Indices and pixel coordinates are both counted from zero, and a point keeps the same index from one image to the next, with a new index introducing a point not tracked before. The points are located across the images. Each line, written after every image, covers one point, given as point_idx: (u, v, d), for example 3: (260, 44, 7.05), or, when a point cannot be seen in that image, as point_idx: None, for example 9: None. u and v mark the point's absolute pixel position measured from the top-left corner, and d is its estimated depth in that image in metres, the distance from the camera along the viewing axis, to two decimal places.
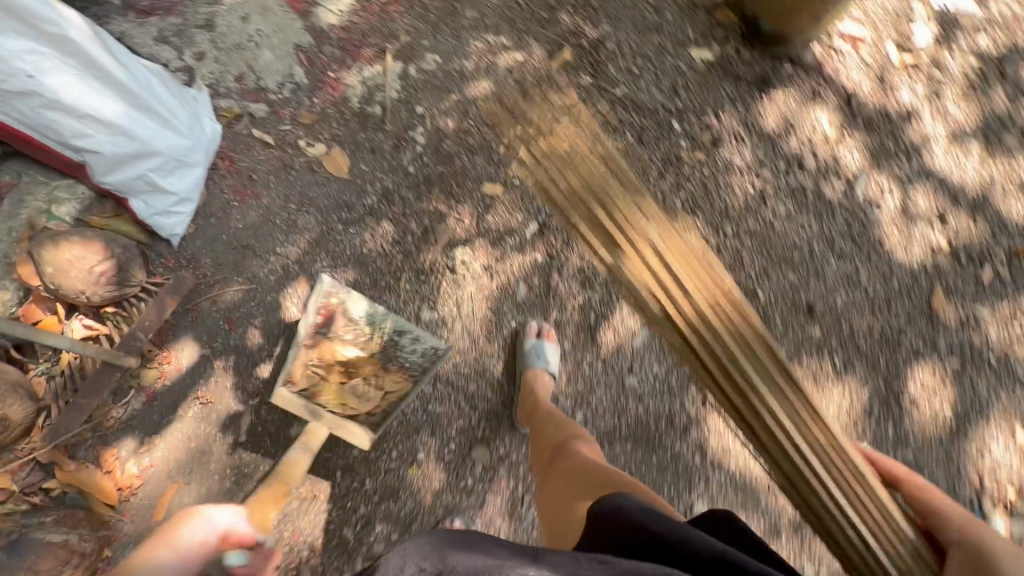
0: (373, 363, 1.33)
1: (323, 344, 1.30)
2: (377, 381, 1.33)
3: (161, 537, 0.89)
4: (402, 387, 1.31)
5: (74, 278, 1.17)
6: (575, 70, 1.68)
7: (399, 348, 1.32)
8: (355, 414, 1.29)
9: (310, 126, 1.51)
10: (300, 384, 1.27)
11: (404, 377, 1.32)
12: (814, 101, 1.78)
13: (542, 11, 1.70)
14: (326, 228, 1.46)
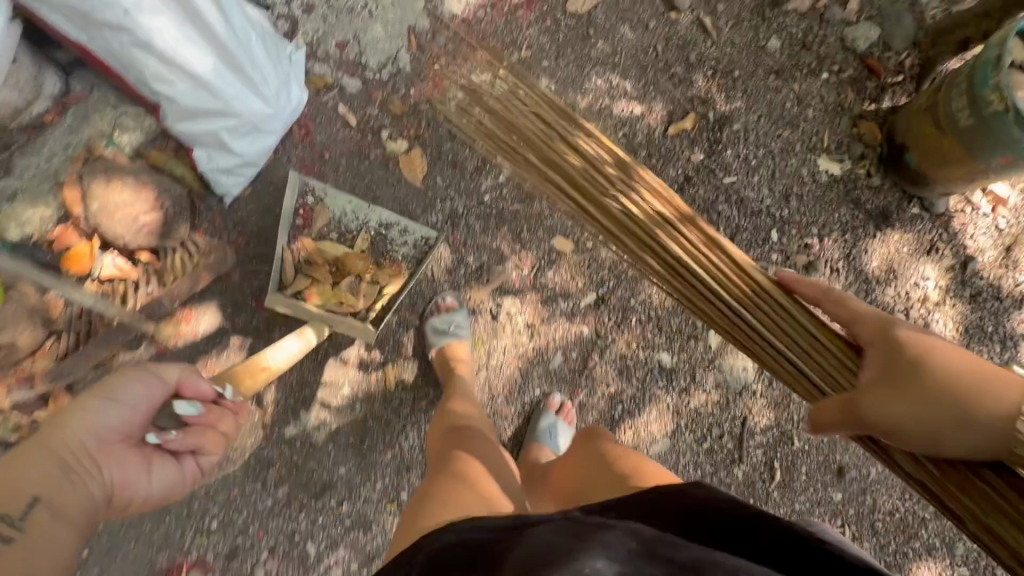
0: (363, 258, 1.32)
1: (319, 245, 1.29)
2: (373, 281, 1.31)
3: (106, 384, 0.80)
4: (397, 279, 1.31)
5: (118, 223, 1.13)
6: (690, 142, 1.53)
7: (388, 240, 1.32)
8: (355, 311, 1.29)
9: (398, 118, 1.40)
10: (294, 285, 1.27)
11: (398, 269, 1.32)
12: (926, 254, 1.63)
13: (678, 66, 1.54)
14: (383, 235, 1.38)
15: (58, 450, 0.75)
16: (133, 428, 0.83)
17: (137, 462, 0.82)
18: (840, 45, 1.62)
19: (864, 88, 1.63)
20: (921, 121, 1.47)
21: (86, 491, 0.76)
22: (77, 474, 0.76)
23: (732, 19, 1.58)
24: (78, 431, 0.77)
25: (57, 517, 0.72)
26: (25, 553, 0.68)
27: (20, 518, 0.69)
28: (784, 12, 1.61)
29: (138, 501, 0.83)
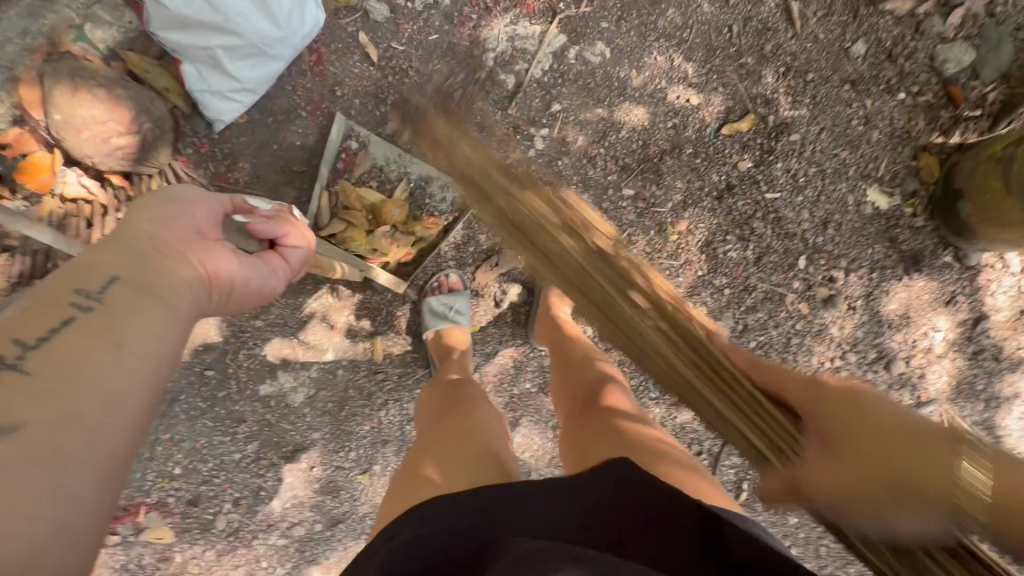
0: (401, 208, 1.20)
1: (357, 189, 1.18)
2: (408, 232, 1.21)
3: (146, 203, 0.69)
4: (432, 237, 1.24)
5: (86, 141, 0.96)
6: (741, 146, 1.38)
7: (428, 195, 1.21)
8: (389, 262, 1.23)
9: (427, 61, 1.21)
10: (329, 228, 1.18)
11: (435, 225, 1.23)
12: (946, 304, 1.56)
13: (749, 56, 1.36)
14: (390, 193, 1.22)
15: (134, 236, 0.63)
16: (211, 229, 0.75)
17: (224, 254, 0.72)
18: (927, 62, 1.45)
19: (937, 117, 1.47)
20: (990, 170, 1.34)
21: (179, 268, 0.64)
22: (167, 257, 0.64)
23: (820, 10, 1.38)
24: (152, 224, 0.66)
25: (150, 290, 0.59)
26: (120, 318, 0.53)
27: (101, 287, 0.55)
28: (878, 12, 1.42)
29: (233, 297, 0.73)
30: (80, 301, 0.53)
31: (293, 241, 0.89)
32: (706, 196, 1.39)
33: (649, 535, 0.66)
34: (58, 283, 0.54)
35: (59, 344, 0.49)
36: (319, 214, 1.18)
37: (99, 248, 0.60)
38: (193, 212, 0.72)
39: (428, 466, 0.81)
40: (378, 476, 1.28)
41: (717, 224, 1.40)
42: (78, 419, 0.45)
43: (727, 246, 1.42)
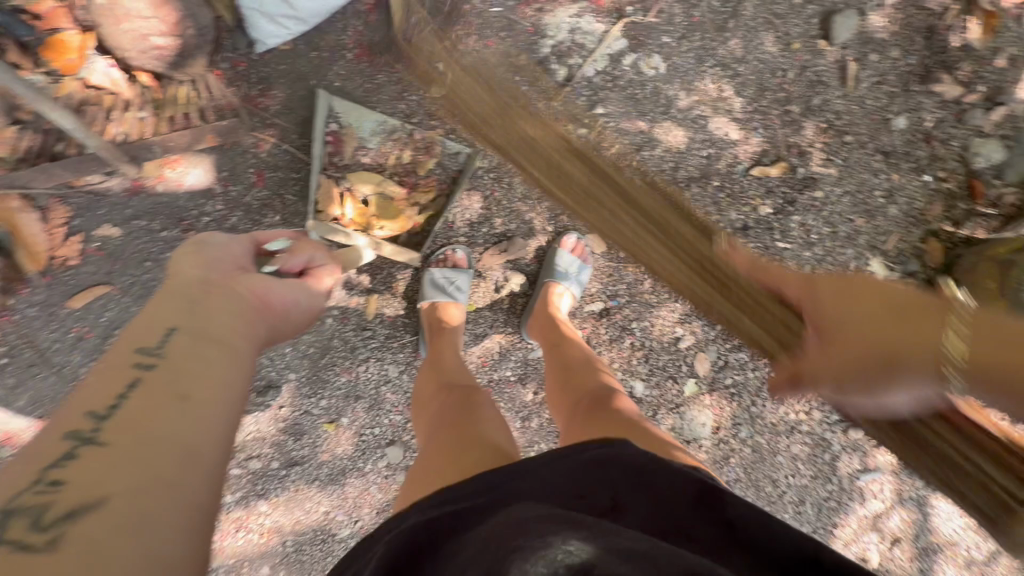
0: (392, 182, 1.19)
1: (353, 171, 1.17)
2: (410, 203, 1.21)
3: (195, 253, 0.79)
4: (432, 198, 1.21)
5: (123, 34, 0.95)
6: (765, 190, 1.40)
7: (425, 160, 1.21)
8: (398, 233, 1.20)
9: (481, 33, 1.20)
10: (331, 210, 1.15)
11: (431, 185, 1.21)
12: None
13: (795, 105, 1.37)
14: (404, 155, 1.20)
15: (182, 283, 0.72)
16: (242, 263, 0.82)
17: (265, 279, 0.80)
18: (958, 151, 1.46)
19: (954, 208, 1.47)
20: (991, 271, 1.38)
21: (229, 302, 0.73)
22: (215, 293, 0.73)
23: (872, 76, 1.40)
24: (193, 268, 0.75)
25: (206, 336, 0.66)
26: (185, 367, 0.61)
27: (159, 343, 0.62)
28: (926, 92, 1.44)
29: (284, 314, 0.80)
30: (142, 363, 0.60)
31: (320, 257, 0.94)
32: (718, 231, 1.38)
33: (642, 503, 0.68)
34: (117, 356, 0.61)
35: (128, 404, 0.56)
36: (321, 198, 1.13)
37: (155, 304, 0.68)
38: (231, 243, 0.84)
39: (450, 453, 0.83)
40: (344, 428, 1.29)
41: None
42: (162, 470, 0.51)
43: None
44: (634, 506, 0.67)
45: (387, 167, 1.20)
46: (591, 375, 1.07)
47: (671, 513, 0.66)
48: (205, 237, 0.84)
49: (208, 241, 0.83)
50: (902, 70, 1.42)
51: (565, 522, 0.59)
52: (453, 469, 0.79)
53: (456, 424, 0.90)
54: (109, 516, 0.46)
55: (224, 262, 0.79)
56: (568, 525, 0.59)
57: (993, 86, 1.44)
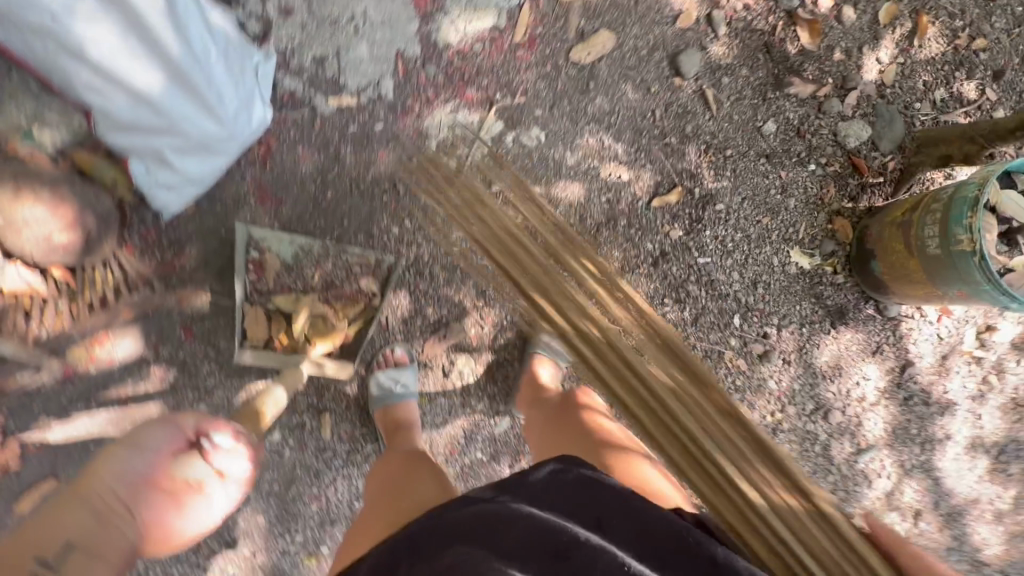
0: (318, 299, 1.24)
1: (279, 296, 1.22)
2: (337, 317, 1.25)
3: (139, 437, 0.92)
4: (359, 311, 1.26)
5: (26, 241, 0.99)
6: (671, 216, 1.49)
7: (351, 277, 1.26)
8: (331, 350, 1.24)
9: (365, 146, 1.29)
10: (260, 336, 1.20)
11: (357, 299, 1.26)
12: (872, 354, 1.69)
13: (672, 136, 1.49)
14: (329, 266, 1.25)
15: (88, 496, 0.83)
16: (154, 474, 0.89)
17: (159, 506, 0.87)
18: (831, 137, 1.62)
19: (845, 185, 1.64)
20: (895, 235, 1.48)
21: (120, 528, 0.83)
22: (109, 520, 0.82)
23: (732, 95, 1.54)
24: (105, 477, 0.85)
25: (94, 558, 0.79)
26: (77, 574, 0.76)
27: (54, 554, 0.77)
28: (783, 96, 1.59)
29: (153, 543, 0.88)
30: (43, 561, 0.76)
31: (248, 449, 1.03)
32: (645, 262, 1.48)
33: (626, 525, 0.80)
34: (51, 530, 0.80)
35: None
36: (247, 328, 1.19)
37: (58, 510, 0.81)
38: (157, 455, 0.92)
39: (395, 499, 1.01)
40: (326, 558, 1.25)
41: (655, 289, 1.49)
42: None
43: (666, 309, 1.50)
44: (616, 523, 0.80)
45: (314, 285, 1.25)
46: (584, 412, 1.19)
47: (653, 548, 0.78)
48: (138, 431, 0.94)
49: (165, 426, 0.96)
50: (756, 84, 1.56)
51: (547, 554, 0.72)
52: (396, 514, 0.96)
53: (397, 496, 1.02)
54: None
55: (142, 464, 0.89)
56: (553, 557, 0.71)
57: (839, 77, 1.64)
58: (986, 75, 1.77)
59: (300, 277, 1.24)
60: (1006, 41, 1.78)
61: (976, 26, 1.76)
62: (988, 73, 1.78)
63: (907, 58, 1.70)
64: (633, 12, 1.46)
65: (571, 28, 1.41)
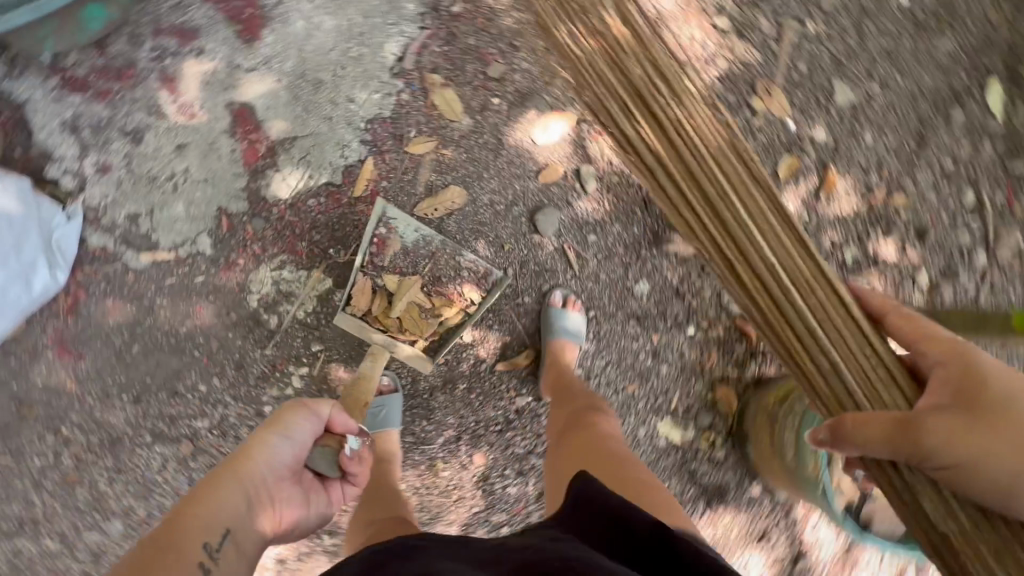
0: (424, 288, 1.34)
1: (388, 275, 1.32)
2: (434, 313, 1.33)
3: (280, 420, 0.99)
4: (457, 312, 1.35)
5: None
6: (519, 381, 1.39)
7: (156, 438, 1.22)
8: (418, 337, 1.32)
9: (178, 299, 1.24)
10: (357, 306, 1.30)
11: (456, 300, 1.35)
12: (758, 541, 1.46)
13: (527, 296, 1.40)
14: (442, 261, 1.34)
15: (251, 474, 0.94)
16: (296, 462, 1.01)
17: (297, 492, 1.00)
18: (716, 300, 1.47)
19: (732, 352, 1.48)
20: (765, 421, 1.37)
21: (263, 516, 0.93)
22: (260, 504, 0.93)
23: (600, 253, 1.43)
24: (261, 463, 0.95)
25: (238, 549, 0.87)
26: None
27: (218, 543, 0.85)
28: (663, 253, 1.46)
29: (294, 531, 1.01)
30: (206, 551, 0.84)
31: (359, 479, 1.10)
32: (489, 430, 1.37)
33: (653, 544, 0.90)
34: (190, 531, 0.85)
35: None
36: (354, 295, 1.29)
37: (216, 493, 0.90)
38: (298, 444, 1.00)
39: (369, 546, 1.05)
40: None
41: (495, 460, 1.37)
42: None
43: (507, 483, 1.37)
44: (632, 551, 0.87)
45: (423, 274, 1.34)
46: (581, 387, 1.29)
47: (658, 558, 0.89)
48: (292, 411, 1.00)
49: (307, 414, 1.01)
50: (629, 240, 1.44)
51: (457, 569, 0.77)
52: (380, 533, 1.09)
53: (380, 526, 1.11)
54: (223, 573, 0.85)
55: (286, 447, 0.98)
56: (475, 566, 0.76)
57: None
58: (906, 233, 1.56)
59: (409, 267, 1.34)
60: (933, 198, 1.56)
61: (896, 181, 1.56)
62: (911, 232, 1.57)
63: (811, 216, 1.57)
64: (491, 165, 1.38)
65: (420, 181, 1.35)
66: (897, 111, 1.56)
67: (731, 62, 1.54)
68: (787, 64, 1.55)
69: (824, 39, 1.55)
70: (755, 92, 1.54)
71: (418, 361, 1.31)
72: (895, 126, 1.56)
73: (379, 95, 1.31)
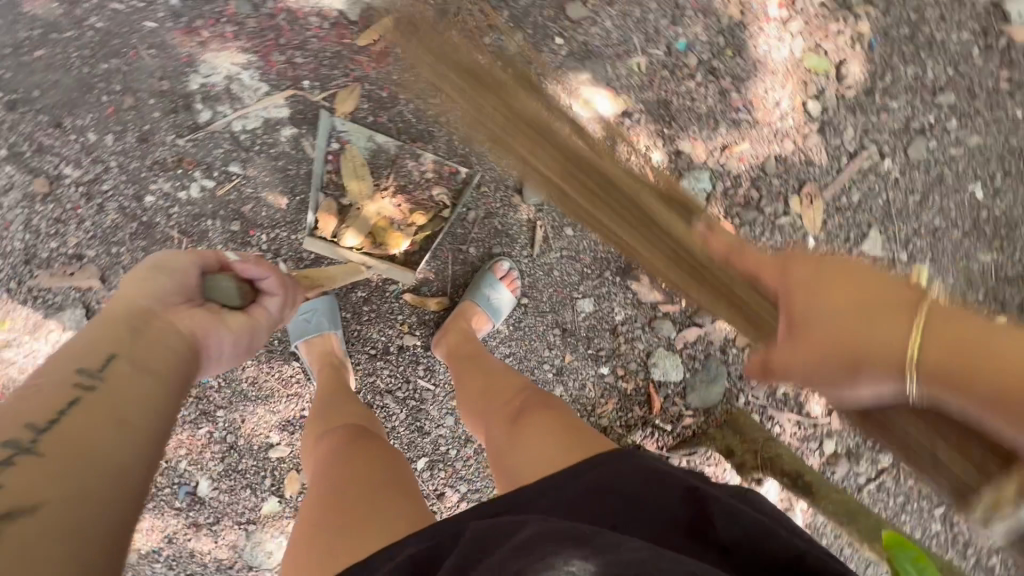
0: (398, 197, 1.21)
1: (351, 192, 1.19)
2: (408, 223, 1.22)
3: (151, 261, 0.81)
4: (433, 225, 1.24)
5: None
6: (418, 320, 1.28)
7: (11, 158, 1.06)
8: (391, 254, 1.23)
9: (114, 30, 1.06)
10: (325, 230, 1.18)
11: (428, 212, 1.23)
12: None
13: (473, 247, 1.28)
14: (406, 164, 1.20)
15: (123, 310, 0.73)
16: (189, 292, 0.81)
17: (205, 319, 0.79)
18: (642, 355, 1.41)
19: (628, 409, 1.43)
20: None
21: (164, 339, 0.72)
22: (153, 330, 0.72)
23: (567, 250, 1.32)
24: (138, 297, 0.75)
25: (144, 365, 0.68)
26: (110, 405, 0.62)
27: (100, 366, 0.65)
28: (623, 286, 1.36)
29: (224, 351, 0.82)
30: (83, 383, 0.63)
31: (273, 291, 0.94)
32: (362, 349, 1.28)
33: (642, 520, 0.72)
34: (58, 373, 0.63)
35: (69, 420, 0.58)
36: (317, 222, 1.17)
37: (91, 332, 0.69)
38: (186, 279, 0.82)
39: (361, 505, 0.77)
40: None
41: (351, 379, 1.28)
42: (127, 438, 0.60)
43: None
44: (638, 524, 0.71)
45: (389, 184, 1.20)
46: (491, 357, 1.19)
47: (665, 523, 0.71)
48: (158, 257, 0.83)
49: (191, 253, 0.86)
50: (601, 255, 1.34)
51: (563, 535, 0.62)
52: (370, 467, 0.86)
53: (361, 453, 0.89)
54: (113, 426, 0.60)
55: (166, 282, 0.79)
56: (570, 539, 0.61)
57: None
58: None
59: (372, 181, 1.19)
60: None
61: None
62: None
63: None
64: None
65: (435, 71, 1.18)
66: None
67: (797, 150, 1.42)
68: (842, 184, 1.45)
69: (888, 183, 1.45)
70: (800, 192, 1.44)
71: (400, 273, 1.22)
72: None
73: None
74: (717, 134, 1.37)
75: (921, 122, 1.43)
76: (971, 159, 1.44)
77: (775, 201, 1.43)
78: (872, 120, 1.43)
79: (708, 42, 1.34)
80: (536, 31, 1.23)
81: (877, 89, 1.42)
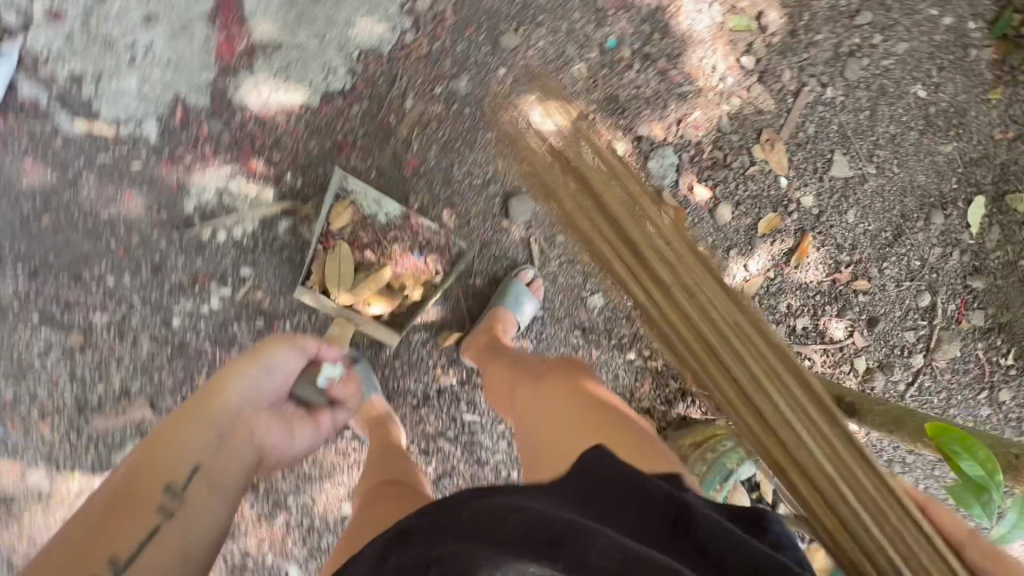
0: (389, 267, 1.26)
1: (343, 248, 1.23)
2: (400, 287, 1.27)
3: (257, 356, 0.97)
4: (421, 296, 1.28)
5: None
6: (448, 360, 1.35)
7: (43, 321, 1.13)
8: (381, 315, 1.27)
9: (105, 180, 1.14)
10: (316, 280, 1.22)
11: (418, 285, 1.28)
12: None
13: (479, 278, 1.36)
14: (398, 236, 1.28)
15: (219, 416, 0.90)
16: (277, 395, 1.00)
17: (283, 429, 0.98)
18: None
19: (664, 386, 1.49)
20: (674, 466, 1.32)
21: (243, 446, 0.91)
22: (238, 436, 0.91)
23: (565, 256, 1.41)
24: (234, 398, 0.93)
25: (214, 477, 0.85)
26: (187, 522, 0.80)
27: (185, 480, 0.82)
28: None
29: (285, 458, 1.01)
30: (170, 491, 0.81)
31: (351, 400, 1.10)
32: (405, 402, 1.33)
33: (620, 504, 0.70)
34: (158, 469, 0.81)
35: (149, 545, 0.75)
36: (317, 273, 1.22)
37: (178, 430, 0.86)
38: (281, 384, 0.99)
39: (353, 540, 0.92)
40: None
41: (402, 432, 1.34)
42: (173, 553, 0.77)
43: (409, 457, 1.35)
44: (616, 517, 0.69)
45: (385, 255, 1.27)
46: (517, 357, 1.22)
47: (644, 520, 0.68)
48: (263, 346, 0.98)
49: (292, 349, 1.00)
50: None
51: (538, 539, 0.60)
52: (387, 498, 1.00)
53: (374, 495, 1.02)
54: (168, 543, 0.77)
55: (267, 382, 0.97)
56: (544, 547, 0.59)
57: None
58: (859, 318, 1.57)
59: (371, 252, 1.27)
60: (893, 291, 1.57)
61: (864, 265, 1.57)
62: (863, 316, 1.58)
63: (778, 274, 1.55)
64: (479, 137, 1.33)
65: (401, 132, 1.28)
66: (885, 198, 1.56)
67: (744, 104, 1.51)
68: (796, 122, 1.53)
69: (837, 109, 1.54)
70: (760, 140, 1.52)
71: (387, 335, 1.25)
72: (879, 212, 1.56)
73: (380, 28, 1.24)
74: (669, 112, 1.46)
75: (849, 46, 1.52)
76: (905, 65, 1.53)
77: (739, 155, 1.51)
78: (803, 57, 1.52)
79: (636, 32, 1.43)
80: (480, 69, 1.32)
81: (800, 29, 1.51)
